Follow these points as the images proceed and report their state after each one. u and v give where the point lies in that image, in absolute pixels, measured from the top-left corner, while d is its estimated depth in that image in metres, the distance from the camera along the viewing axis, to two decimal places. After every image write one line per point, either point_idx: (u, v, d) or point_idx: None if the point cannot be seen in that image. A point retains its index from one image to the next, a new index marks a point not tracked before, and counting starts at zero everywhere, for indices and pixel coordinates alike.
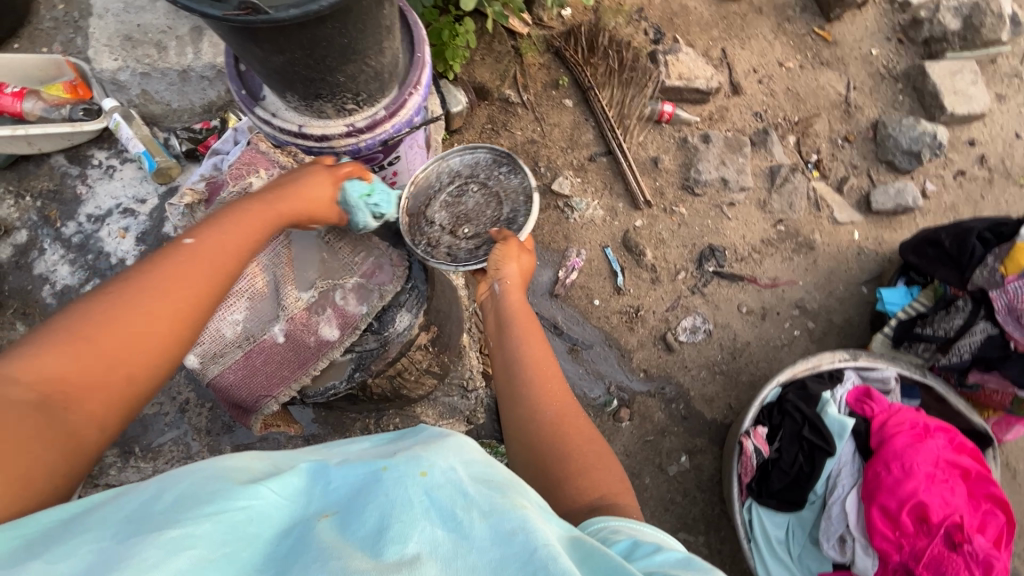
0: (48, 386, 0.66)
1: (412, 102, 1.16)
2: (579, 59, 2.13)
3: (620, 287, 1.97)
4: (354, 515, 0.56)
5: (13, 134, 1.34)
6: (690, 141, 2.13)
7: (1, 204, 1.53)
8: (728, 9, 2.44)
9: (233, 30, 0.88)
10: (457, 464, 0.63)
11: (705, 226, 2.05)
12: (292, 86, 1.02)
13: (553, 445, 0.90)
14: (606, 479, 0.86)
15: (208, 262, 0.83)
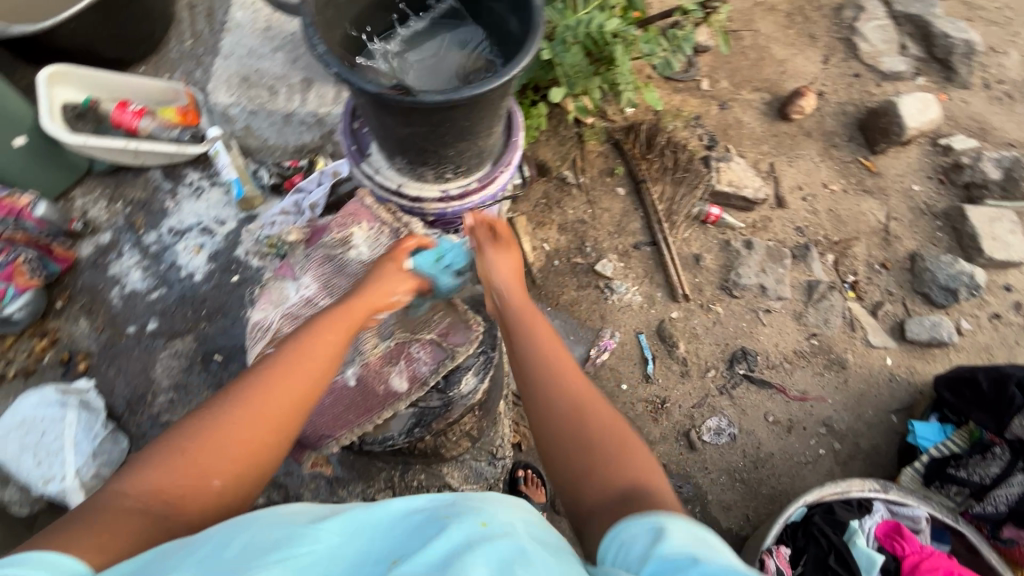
0: (160, 493, 0.79)
1: (501, 179, 1.32)
2: (636, 153, 2.27)
3: (649, 375, 1.97)
4: (417, 549, 0.68)
5: (126, 148, 1.48)
6: (733, 244, 2.20)
7: (94, 205, 1.65)
8: (779, 128, 2.59)
9: (375, 105, 1.03)
10: (516, 519, 0.74)
11: (739, 328, 2.08)
12: (405, 153, 1.17)
13: (582, 461, 0.89)
14: (632, 468, 0.87)
15: (300, 358, 0.94)
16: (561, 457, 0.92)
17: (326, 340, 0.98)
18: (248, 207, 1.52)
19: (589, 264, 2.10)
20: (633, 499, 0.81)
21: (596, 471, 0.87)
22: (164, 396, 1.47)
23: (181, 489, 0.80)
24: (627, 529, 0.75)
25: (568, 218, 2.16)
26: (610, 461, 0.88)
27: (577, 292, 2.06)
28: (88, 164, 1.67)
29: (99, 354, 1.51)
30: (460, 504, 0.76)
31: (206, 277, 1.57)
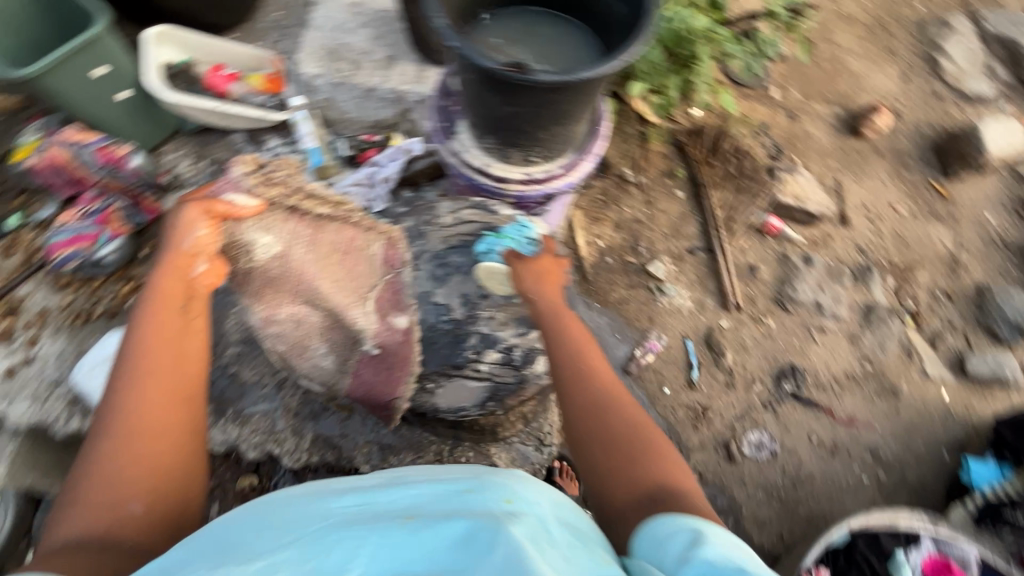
0: (91, 535, 0.83)
1: (582, 167, 1.34)
2: (699, 157, 2.24)
3: (693, 382, 1.94)
4: (432, 515, 0.80)
5: (216, 109, 1.52)
6: (791, 258, 2.14)
7: (183, 161, 1.72)
8: (848, 144, 2.51)
9: (484, 80, 1.05)
10: (541, 498, 0.86)
11: (790, 345, 2.03)
12: (499, 132, 1.19)
13: (614, 448, 0.97)
14: (654, 466, 0.95)
15: (160, 362, 1.00)
16: (590, 440, 1.00)
17: (168, 335, 1.03)
18: (323, 175, 1.52)
19: (642, 264, 2.08)
20: (658, 500, 0.89)
21: (619, 465, 0.95)
22: (233, 349, 1.53)
23: (110, 530, 0.85)
24: (661, 534, 0.81)
25: (624, 216, 2.15)
26: (632, 463, 0.95)
27: (627, 291, 2.04)
28: (177, 125, 1.75)
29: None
30: (483, 482, 0.89)
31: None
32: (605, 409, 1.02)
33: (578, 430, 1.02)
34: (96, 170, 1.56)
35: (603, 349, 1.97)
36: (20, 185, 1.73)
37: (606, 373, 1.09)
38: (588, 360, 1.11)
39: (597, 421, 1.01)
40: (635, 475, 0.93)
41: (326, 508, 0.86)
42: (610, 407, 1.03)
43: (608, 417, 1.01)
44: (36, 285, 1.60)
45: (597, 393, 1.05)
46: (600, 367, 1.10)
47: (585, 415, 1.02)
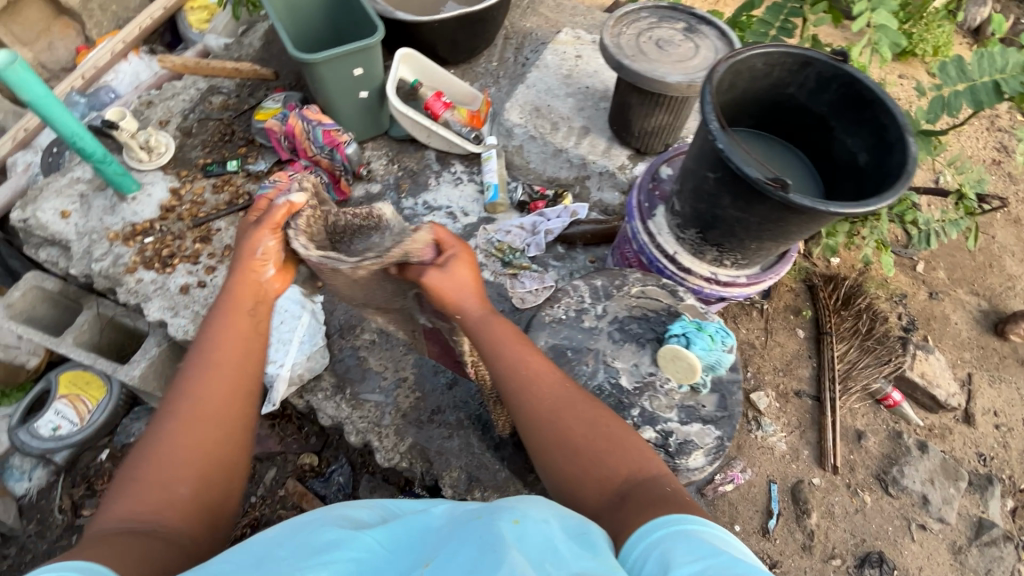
0: (135, 522, 0.83)
1: (767, 282, 1.38)
2: (830, 304, 2.18)
3: (767, 529, 1.81)
4: (456, 552, 0.69)
5: (428, 128, 1.71)
6: (905, 438, 2.00)
7: (378, 161, 1.87)
8: (989, 342, 2.37)
9: (728, 184, 1.18)
10: (550, 517, 0.72)
11: (883, 530, 1.85)
12: (706, 229, 1.30)
13: (568, 457, 0.97)
14: (626, 463, 0.95)
15: (222, 351, 1.03)
16: (547, 452, 1.00)
17: (233, 322, 1.07)
18: (492, 210, 1.70)
19: (745, 389, 2.03)
20: (630, 497, 0.88)
21: (592, 477, 0.94)
22: (368, 335, 1.64)
23: (155, 515, 0.85)
24: (643, 543, 0.75)
25: (738, 335, 2.12)
26: (605, 473, 0.94)
27: None
28: (386, 128, 1.92)
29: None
30: (497, 504, 0.76)
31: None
32: (572, 454, 0.97)
33: (536, 443, 1.01)
34: (317, 146, 1.73)
35: None
36: (246, 139, 2.01)
37: (572, 413, 1.02)
38: (555, 409, 1.02)
39: (569, 465, 0.97)
40: (609, 476, 0.93)
41: (347, 538, 0.76)
42: (580, 446, 0.98)
43: (578, 455, 0.97)
44: (227, 223, 1.81)
45: (557, 442, 0.99)
46: (563, 415, 1.02)
47: (535, 428, 1.02)
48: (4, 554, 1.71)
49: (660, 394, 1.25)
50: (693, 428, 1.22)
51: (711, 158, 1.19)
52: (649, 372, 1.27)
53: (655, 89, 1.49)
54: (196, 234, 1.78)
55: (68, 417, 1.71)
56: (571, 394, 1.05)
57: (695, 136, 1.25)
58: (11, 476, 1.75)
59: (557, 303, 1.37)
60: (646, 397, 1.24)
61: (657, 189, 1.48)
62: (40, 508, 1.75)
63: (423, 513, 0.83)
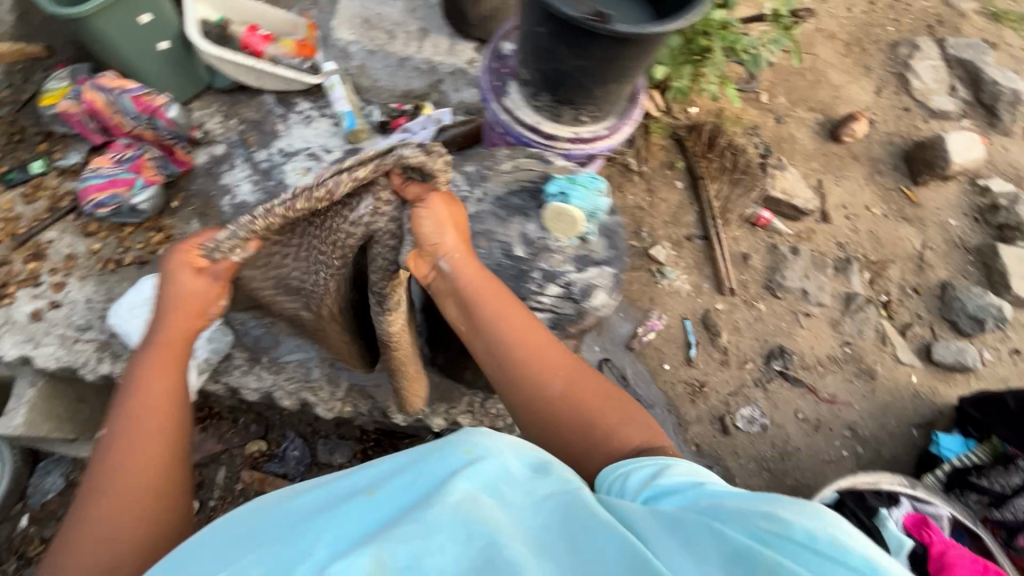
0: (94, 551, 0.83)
1: (626, 128, 1.50)
2: (698, 150, 2.37)
3: (690, 359, 2.05)
4: (416, 481, 0.78)
5: (253, 67, 1.57)
6: (780, 248, 2.29)
7: (213, 119, 1.71)
8: (829, 148, 2.70)
9: (563, 35, 1.26)
10: (502, 449, 0.83)
11: (779, 328, 2.16)
12: (557, 89, 1.38)
13: (568, 421, 1.02)
14: (632, 435, 0.99)
15: (144, 415, 0.96)
16: (550, 421, 1.03)
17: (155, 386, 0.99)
18: (354, 139, 1.62)
19: (644, 248, 2.18)
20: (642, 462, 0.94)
21: (597, 447, 0.98)
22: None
23: None
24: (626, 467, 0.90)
25: (627, 202, 2.25)
26: (596, 430, 1.00)
27: (630, 273, 2.14)
28: (209, 81, 1.75)
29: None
30: (443, 445, 0.84)
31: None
32: (564, 415, 1.02)
33: (539, 414, 1.03)
34: (132, 118, 1.56)
35: (607, 326, 2.04)
36: (42, 134, 1.75)
37: (583, 381, 1.05)
38: (565, 378, 1.05)
39: (568, 425, 1.02)
40: (614, 449, 0.97)
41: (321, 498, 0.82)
42: (569, 409, 1.02)
43: (562, 417, 1.02)
44: (61, 231, 1.60)
45: (569, 408, 1.03)
46: (577, 387, 1.05)
47: (546, 402, 1.03)
48: None
49: (553, 253, 1.28)
50: (592, 273, 1.28)
51: (537, 15, 1.28)
52: (540, 237, 1.29)
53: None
54: (27, 255, 1.56)
55: None
56: (577, 365, 1.07)
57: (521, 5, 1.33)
58: None
59: None
60: (543, 259, 1.27)
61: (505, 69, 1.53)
62: None
63: (368, 468, 0.87)
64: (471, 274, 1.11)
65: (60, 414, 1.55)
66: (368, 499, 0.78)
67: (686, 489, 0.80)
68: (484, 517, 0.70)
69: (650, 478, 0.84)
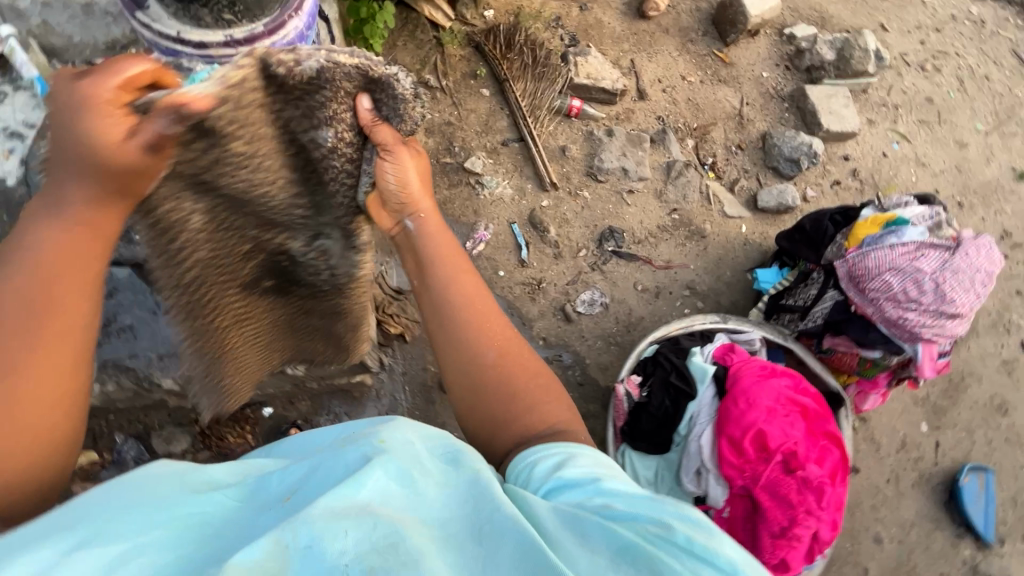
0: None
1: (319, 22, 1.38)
2: (497, 52, 2.30)
3: (524, 260, 2.08)
4: (319, 479, 0.73)
5: None
6: (595, 134, 2.31)
7: None
8: (638, 26, 2.69)
9: None
10: (413, 438, 0.80)
11: (606, 210, 2.21)
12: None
13: (491, 383, 1.00)
14: (543, 406, 1.00)
15: (35, 347, 0.82)
16: (472, 386, 1.01)
17: (55, 331, 0.84)
18: None
19: (460, 163, 2.15)
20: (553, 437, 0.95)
21: (516, 418, 0.98)
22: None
23: None
24: (534, 459, 0.87)
25: (434, 121, 2.19)
26: (519, 398, 0.99)
27: (449, 191, 2.11)
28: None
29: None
30: (358, 435, 0.81)
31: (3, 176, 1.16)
32: (495, 382, 1.00)
33: (466, 379, 1.02)
34: None
35: None
36: None
37: (501, 332, 1.05)
38: (500, 345, 1.03)
39: (496, 391, 1.00)
40: (529, 424, 0.97)
41: (200, 504, 0.72)
42: (507, 374, 1.01)
43: (495, 388, 1.00)
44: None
45: (494, 377, 1.01)
46: (509, 357, 1.03)
47: (462, 367, 1.02)
48: None
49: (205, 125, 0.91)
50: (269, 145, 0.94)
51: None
52: None
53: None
54: None
55: None
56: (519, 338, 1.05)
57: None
58: None
59: None
60: None
61: None
62: None
63: (279, 472, 0.79)
64: (435, 230, 1.12)
65: None
66: (249, 487, 0.78)
67: (589, 484, 0.80)
68: (384, 510, 0.65)
69: (556, 471, 0.83)
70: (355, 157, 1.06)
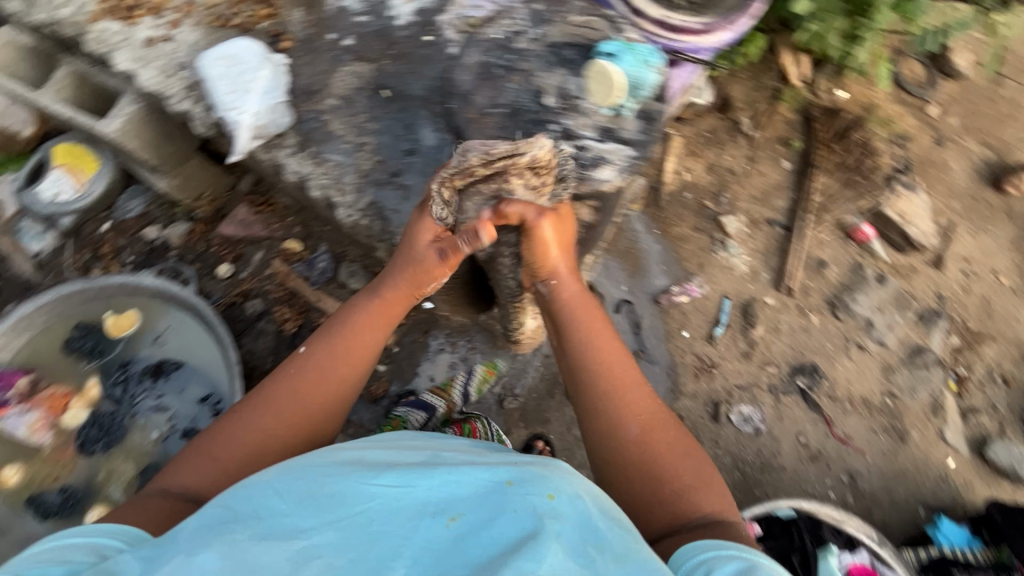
0: (195, 489, 0.99)
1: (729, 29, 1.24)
2: (824, 137, 2.11)
3: (713, 336, 1.94)
4: (491, 521, 0.79)
5: None
6: (866, 271, 2.04)
7: None
8: (987, 192, 2.18)
9: None
10: (580, 493, 0.85)
11: (822, 347, 1.99)
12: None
13: (643, 468, 1.01)
14: (698, 493, 0.99)
15: (340, 365, 1.14)
16: (627, 468, 1.02)
17: (350, 357, 1.15)
18: None
19: (716, 213, 2.04)
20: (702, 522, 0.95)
21: (664, 504, 0.98)
22: (332, 101, 1.42)
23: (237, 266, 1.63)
24: (705, 558, 0.85)
25: (720, 162, 2.09)
26: (665, 479, 1.00)
27: (690, 231, 2.02)
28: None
29: (300, 42, 1.45)
30: (519, 472, 0.89)
31: (406, 26, 1.48)
32: (647, 463, 1.02)
33: (617, 459, 1.03)
34: None
35: (643, 271, 1.97)
36: None
37: (641, 412, 1.07)
38: (640, 423, 1.05)
39: (644, 471, 1.01)
40: (685, 504, 0.98)
41: (358, 487, 0.88)
42: (655, 454, 1.03)
43: (643, 463, 1.02)
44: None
45: (640, 449, 1.03)
46: (655, 432, 1.05)
47: (616, 448, 1.04)
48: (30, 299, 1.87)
49: (581, 112, 0.91)
50: (608, 146, 0.92)
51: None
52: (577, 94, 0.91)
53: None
54: None
55: (66, 184, 1.79)
56: (659, 410, 1.08)
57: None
58: (25, 237, 1.86)
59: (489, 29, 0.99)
60: (567, 115, 0.91)
61: None
62: (55, 265, 1.88)
63: (428, 474, 0.91)
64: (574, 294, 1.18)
65: (151, 138, 1.58)
66: (406, 481, 0.90)
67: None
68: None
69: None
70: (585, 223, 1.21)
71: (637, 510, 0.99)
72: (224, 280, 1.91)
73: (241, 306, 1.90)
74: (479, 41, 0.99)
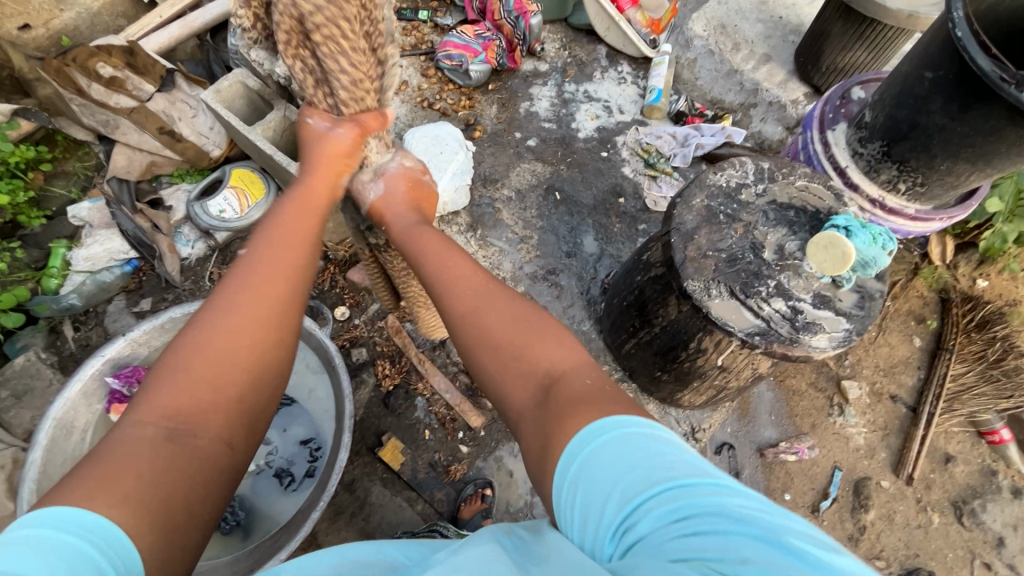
0: (170, 420, 0.62)
1: (933, 224, 1.51)
2: (961, 324, 1.96)
3: (818, 508, 1.77)
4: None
5: (614, 16, 1.75)
6: (997, 478, 1.87)
7: (552, 42, 1.88)
8: None
9: (946, 87, 1.31)
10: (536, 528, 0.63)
11: (940, 554, 1.77)
12: (896, 141, 1.44)
13: (484, 344, 0.77)
14: (549, 348, 0.73)
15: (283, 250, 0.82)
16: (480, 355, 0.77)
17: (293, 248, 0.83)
18: (647, 114, 1.76)
19: (837, 374, 1.94)
20: (556, 386, 0.68)
21: (513, 361, 0.73)
22: (506, 192, 1.63)
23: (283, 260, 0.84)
24: (580, 500, 0.55)
25: None
26: (523, 361, 0.73)
27: (807, 387, 1.90)
28: (566, 15, 1.91)
29: (488, 135, 1.71)
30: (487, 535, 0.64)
31: (587, 139, 1.73)
32: (504, 346, 0.75)
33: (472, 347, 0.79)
34: (505, 9, 1.74)
35: (753, 418, 1.85)
36: None
37: (496, 309, 0.80)
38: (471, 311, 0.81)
39: (495, 361, 0.75)
40: (532, 360, 0.72)
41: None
42: (513, 343, 0.75)
43: (500, 351, 0.75)
44: (410, 63, 1.80)
45: (477, 327, 0.79)
46: (486, 308, 0.80)
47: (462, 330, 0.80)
48: (163, 297, 1.96)
49: (799, 274, 0.94)
50: (824, 314, 0.92)
51: (936, 60, 1.32)
52: (792, 254, 0.96)
53: (870, 12, 1.51)
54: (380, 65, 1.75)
55: (233, 205, 1.93)
56: (494, 292, 0.83)
57: (919, 44, 1.38)
58: (179, 241, 1.99)
59: (713, 166, 1.06)
60: (785, 274, 0.94)
61: (843, 101, 1.60)
62: (196, 271, 1.99)
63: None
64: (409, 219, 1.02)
65: None
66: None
67: (665, 501, 0.50)
68: None
69: (625, 500, 0.52)
70: (702, 348, 1.03)
71: (548, 443, 0.62)
72: (337, 322, 1.92)
73: (346, 351, 1.89)
74: (703, 183, 1.04)
